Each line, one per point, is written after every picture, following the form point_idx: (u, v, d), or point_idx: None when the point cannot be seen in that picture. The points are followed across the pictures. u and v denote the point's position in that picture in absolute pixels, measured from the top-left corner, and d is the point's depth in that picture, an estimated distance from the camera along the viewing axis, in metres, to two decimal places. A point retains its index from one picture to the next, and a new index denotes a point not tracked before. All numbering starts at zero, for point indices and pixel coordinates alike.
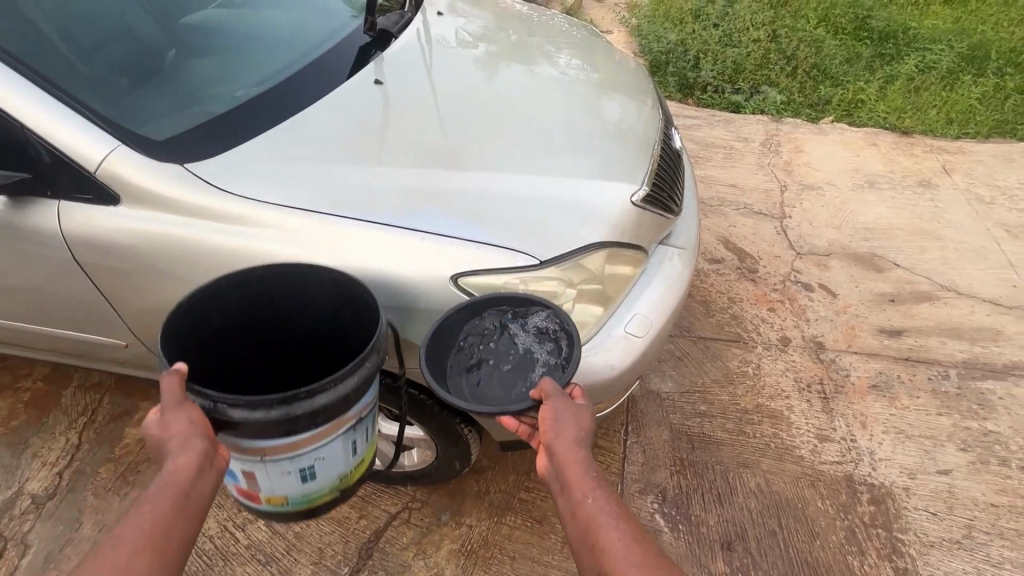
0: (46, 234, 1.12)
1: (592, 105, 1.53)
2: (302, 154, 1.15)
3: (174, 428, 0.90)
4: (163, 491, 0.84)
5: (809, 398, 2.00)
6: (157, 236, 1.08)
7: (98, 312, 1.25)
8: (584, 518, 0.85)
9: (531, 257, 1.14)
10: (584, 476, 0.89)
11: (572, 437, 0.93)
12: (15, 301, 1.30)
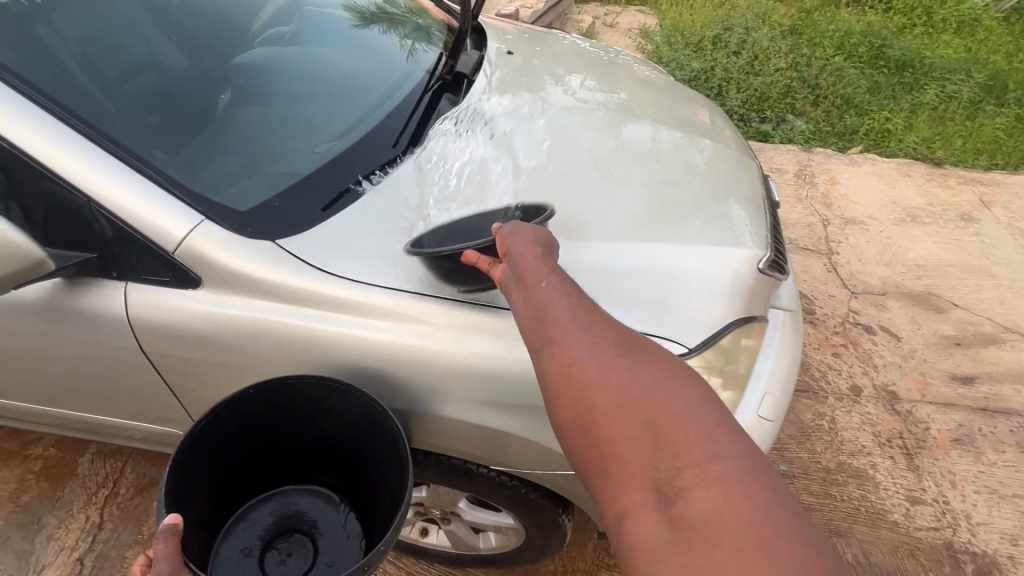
0: (107, 322, 0.96)
1: (623, 134, 1.41)
2: (400, 225, 1.00)
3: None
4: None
5: (892, 455, 1.88)
6: (245, 324, 0.91)
7: (159, 405, 1.08)
8: (577, 370, 0.70)
9: (679, 344, 1.03)
10: (578, 334, 0.73)
11: (560, 293, 0.78)
12: (58, 388, 1.13)
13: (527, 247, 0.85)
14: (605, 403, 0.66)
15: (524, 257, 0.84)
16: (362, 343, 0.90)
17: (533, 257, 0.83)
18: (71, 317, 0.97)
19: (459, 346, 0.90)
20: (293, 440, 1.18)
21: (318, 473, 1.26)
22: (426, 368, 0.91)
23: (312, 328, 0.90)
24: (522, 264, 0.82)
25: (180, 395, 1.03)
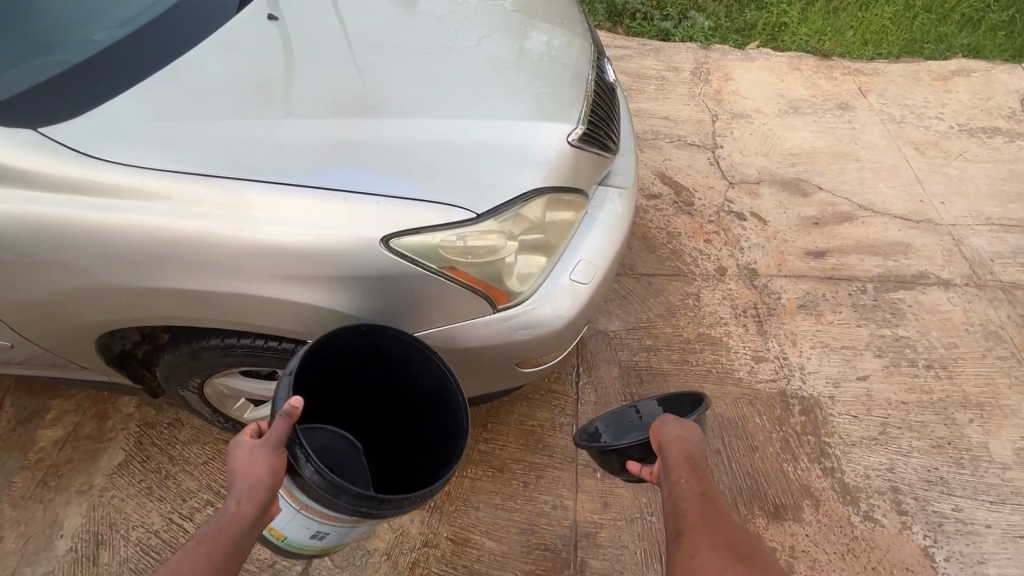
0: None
1: (520, 38, 1.38)
2: (185, 108, 0.98)
3: (255, 469, 0.92)
4: (222, 535, 0.86)
5: (745, 323, 2.10)
6: (15, 214, 0.91)
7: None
8: (691, 549, 0.89)
9: (467, 210, 1.03)
10: (704, 532, 0.91)
11: (696, 493, 0.98)
12: None
13: (674, 440, 1.07)
14: None
15: (676, 453, 1.04)
16: (137, 227, 0.91)
17: (675, 451, 1.05)
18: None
19: (247, 226, 0.93)
20: (360, 384, 1.20)
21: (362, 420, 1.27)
22: (212, 247, 0.93)
23: (83, 213, 0.91)
24: (665, 455, 1.05)
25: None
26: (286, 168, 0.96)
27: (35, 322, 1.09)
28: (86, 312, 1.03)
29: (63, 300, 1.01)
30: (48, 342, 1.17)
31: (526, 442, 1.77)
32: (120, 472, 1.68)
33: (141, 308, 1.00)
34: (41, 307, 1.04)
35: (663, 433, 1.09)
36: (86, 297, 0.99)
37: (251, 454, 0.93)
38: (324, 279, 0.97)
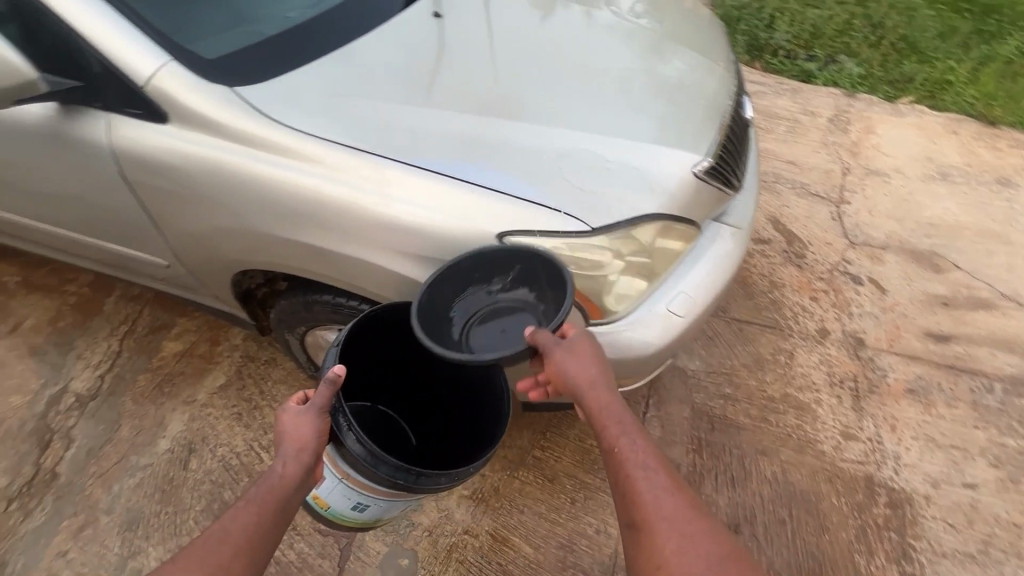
0: (79, 137, 1.11)
1: (655, 60, 1.37)
2: (351, 88, 1.09)
3: (299, 432, 1.02)
4: (269, 494, 0.95)
5: (840, 394, 1.94)
6: (196, 157, 1.05)
7: (137, 225, 1.26)
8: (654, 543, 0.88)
9: (582, 223, 1.05)
10: (669, 525, 0.89)
11: (641, 457, 0.95)
12: (68, 208, 1.31)
13: (586, 388, 0.98)
14: None
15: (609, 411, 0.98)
16: (293, 184, 1.02)
17: (603, 404, 0.98)
18: (52, 130, 1.13)
19: (384, 200, 1.01)
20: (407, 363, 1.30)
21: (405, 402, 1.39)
22: (350, 214, 1.02)
23: (251, 165, 1.03)
24: (595, 416, 0.98)
25: (151, 217, 1.21)
26: (426, 154, 1.04)
27: (189, 250, 1.25)
28: (232, 250, 1.17)
29: (217, 237, 1.16)
30: (195, 269, 1.35)
31: (581, 461, 1.76)
32: (220, 393, 1.89)
33: (278, 256, 1.12)
34: (197, 239, 1.19)
35: (573, 374, 0.98)
36: (236, 238, 1.13)
37: (298, 420, 1.03)
38: (438, 263, 1.04)
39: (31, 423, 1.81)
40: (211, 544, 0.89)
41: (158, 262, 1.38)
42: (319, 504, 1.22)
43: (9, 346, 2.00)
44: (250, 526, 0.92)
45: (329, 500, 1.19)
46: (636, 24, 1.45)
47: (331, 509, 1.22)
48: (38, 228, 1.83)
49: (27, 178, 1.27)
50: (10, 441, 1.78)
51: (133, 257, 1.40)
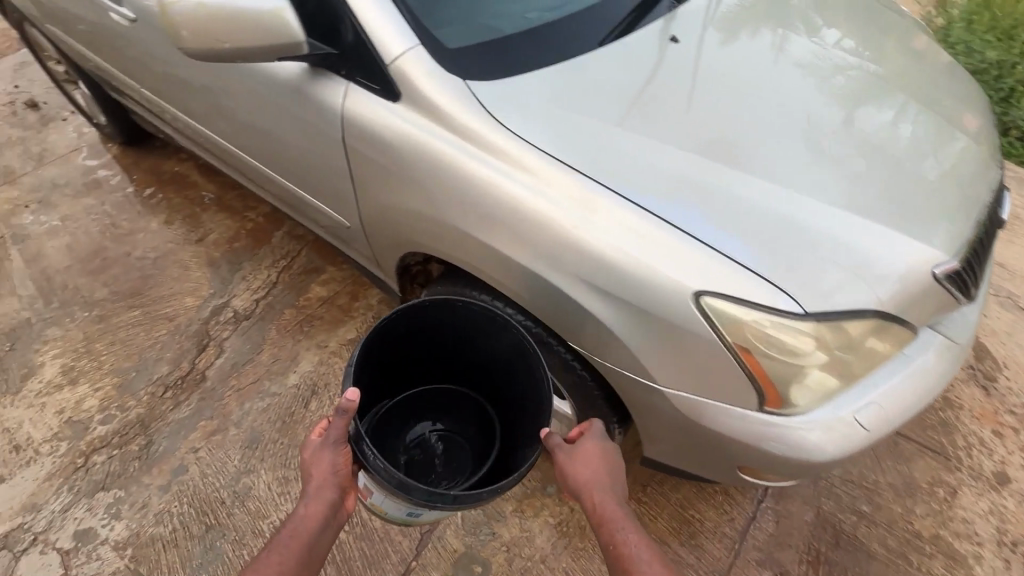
0: (316, 98, 1.18)
1: (881, 116, 1.19)
2: (577, 104, 1.05)
3: (322, 470, 1.11)
4: (296, 537, 1.08)
5: (1007, 558, 1.61)
6: (415, 141, 1.06)
7: (336, 186, 1.33)
8: None
9: (795, 303, 0.92)
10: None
11: (640, 547, 1.02)
12: (286, 160, 1.42)
13: (590, 483, 1.08)
14: None
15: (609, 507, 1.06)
16: (500, 189, 1.01)
17: (603, 498, 1.07)
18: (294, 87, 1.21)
19: (587, 226, 0.96)
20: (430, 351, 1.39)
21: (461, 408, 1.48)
22: (548, 232, 0.98)
23: (465, 161, 1.02)
24: (594, 510, 1.07)
25: (352, 183, 1.26)
26: (640, 189, 0.97)
27: (374, 221, 1.30)
28: (417, 233, 1.19)
29: (407, 218, 1.18)
30: (370, 238, 1.40)
31: (677, 529, 1.63)
32: (348, 347, 2.01)
33: (461, 251, 1.12)
34: (387, 214, 1.23)
35: (571, 469, 1.10)
36: (426, 223, 1.15)
37: (315, 456, 1.13)
38: (624, 304, 0.97)
39: (195, 325, 2.03)
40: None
41: (341, 223, 1.46)
42: (381, 509, 1.19)
43: (193, 253, 2.28)
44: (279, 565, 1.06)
45: (387, 507, 1.17)
46: (846, 63, 1.28)
47: (393, 514, 1.20)
48: (244, 159, 2.03)
49: (261, 127, 1.39)
50: (176, 335, 2.00)
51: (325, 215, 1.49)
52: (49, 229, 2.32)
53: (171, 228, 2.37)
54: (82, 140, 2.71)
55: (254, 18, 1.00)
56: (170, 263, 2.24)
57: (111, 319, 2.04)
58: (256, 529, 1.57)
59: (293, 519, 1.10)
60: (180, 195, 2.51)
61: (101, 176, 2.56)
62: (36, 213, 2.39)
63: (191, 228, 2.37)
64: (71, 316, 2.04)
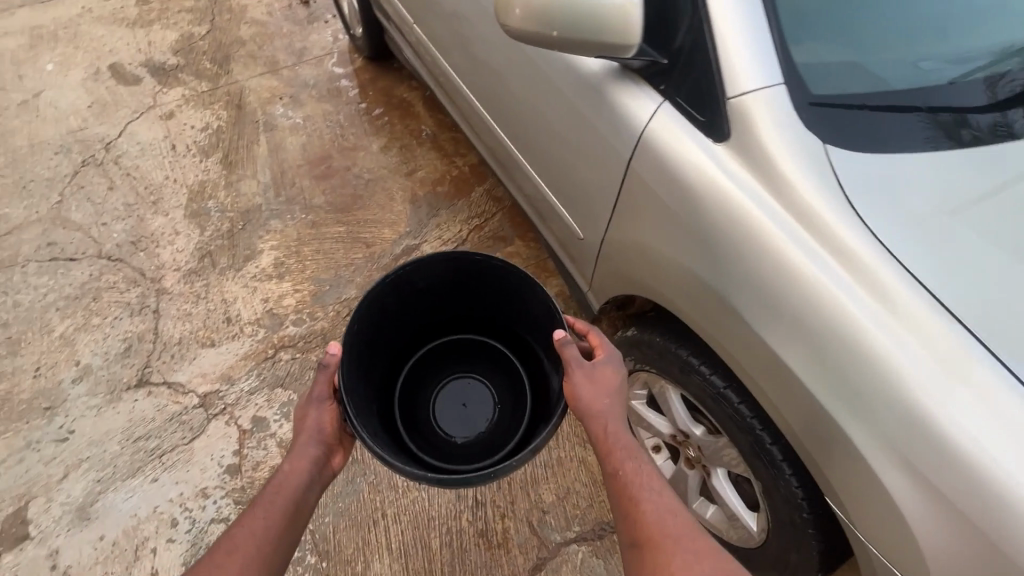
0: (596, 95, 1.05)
1: None
2: (968, 219, 0.78)
3: (309, 426, 1.09)
4: (283, 491, 1.04)
5: None
6: (703, 179, 0.89)
7: (580, 190, 1.23)
8: (653, 512, 0.92)
9: None
10: (676, 546, 0.88)
11: (648, 479, 0.96)
12: (553, 162, 1.31)
13: (599, 392, 1.01)
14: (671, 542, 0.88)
15: (612, 411, 1.00)
16: (820, 296, 0.80)
17: (608, 399, 1.00)
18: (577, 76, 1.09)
19: (932, 390, 0.72)
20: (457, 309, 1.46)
21: (501, 361, 1.56)
22: (866, 373, 0.76)
23: (764, 225, 0.84)
24: (601, 439, 0.99)
25: (600, 195, 1.15)
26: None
27: (611, 241, 1.18)
28: (658, 275, 1.06)
29: (653, 254, 1.04)
30: (597, 254, 1.28)
31: None
32: None
33: (707, 314, 0.97)
34: (629, 240, 1.11)
35: (586, 395, 1.00)
36: (676, 270, 1.00)
37: (301, 416, 1.11)
38: (912, 474, 0.74)
39: (387, 259, 2.12)
40: (232, 545, 0.97)
41: (572, 226, 1.36)
42: None
43: (400, 185, 2.35)
44: (265, 520, 1.00)
45: None
46: None
47: None
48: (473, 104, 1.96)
49: (540, 121, 1.29)
50: (369, 263, 2.10)
51: (569, 226, 1.38)
52: (293, 125, 2.54)
53: (387, 154, 2.46)
54: (336, 47, 2.91)
55: (596, 11, 0.85)
56: (379, 189, 2.33)
57: (321, 228, 2.19)
58: (392, 481, 1.61)
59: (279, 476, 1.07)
60: (402, 123, 2.58)
61: (342, 86, 2.72)
62: (286, 107, 2.63)
63: (404, 159, 2.44)
64: (292, 214, 2.23)
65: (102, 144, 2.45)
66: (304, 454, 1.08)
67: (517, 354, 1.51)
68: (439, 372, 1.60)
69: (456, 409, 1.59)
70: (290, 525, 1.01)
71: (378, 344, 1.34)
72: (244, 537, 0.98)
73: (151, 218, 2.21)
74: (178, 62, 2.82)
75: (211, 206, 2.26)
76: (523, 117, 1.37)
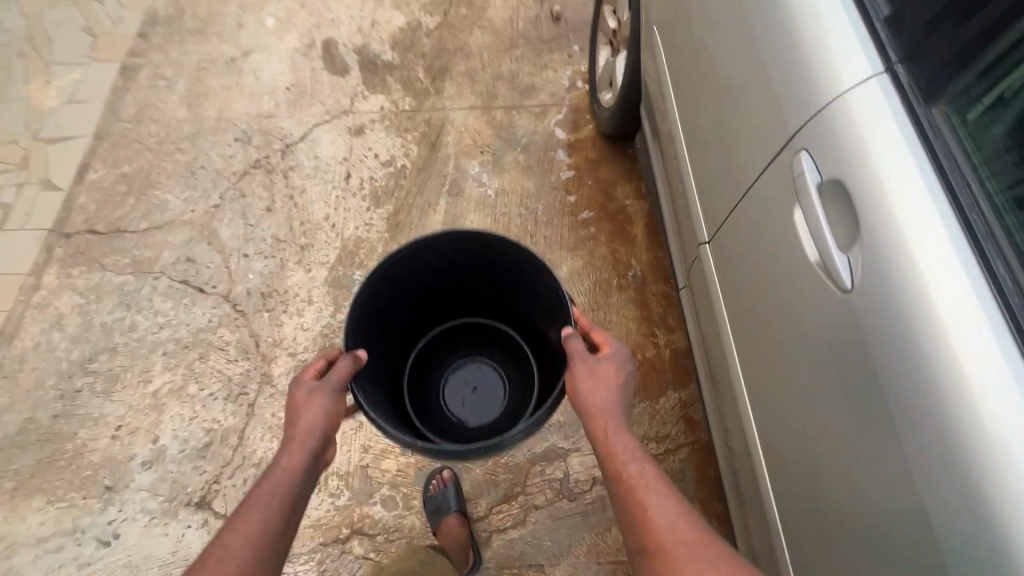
0: (853, 205, 0.84)
1: None
2: None
3: (309, 419, 1.10)
4: (277, 485, 1.02)
5: None
6: (960, 369, 0.71)
7: (783, 336, 1.04)
8: (645, 503, 0.98)
9: None
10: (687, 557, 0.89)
11: (655, 483, 1.01)
12: (837, 517, 0.95)
13: (595, 395, 1.13)
14: (667, 535, 0.93)
15: (607, 409, 1.12)
16: None
17: (607, 407, 1.12)
18: (833, 175, 0.87)
19: None
20: (468, 287, 1.66)
21: (505, 342, 1.80)
22: None
23: (1010, 461, 0.67)
24: (601, 439, 1.08)
25: (806, 336, 0.97)
26: None
27: (802, 413, 1.02)
28: (847, 455, 0.91)
29: (851, 420, 0.88)
30: (779, 449, 1.12)
31: None
32: None
33: (898, 527, 0.81)
34: (834, 445, 0.93)
35: (586, 387, 1.14)
36: (872, 457, 0.85)
37: (305, 399, 1.14)
38: None
39: (519, 457, 1.60)
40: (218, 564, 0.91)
41: (750, 414, 1.23)
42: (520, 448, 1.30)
43: None
44: (258, 518, 0.98)
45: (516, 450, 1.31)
46: None
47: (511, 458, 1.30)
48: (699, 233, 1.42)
49: (846, 472, 0.91)
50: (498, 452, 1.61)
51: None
52: (481, 198, 2.05)
53: (576, 288, 1.89)
54: (567, 100, 2.31)
55: None
56: None
57: None
58: None
59: (271, 473, 1.04)
60: (609, 246, 1.97)
61: (557, 159, 2.15)
62: (483, 166, 2.13)
63: (593, 304, 1.86)
64: None
65: (282, 145, 2.16)
66: (314, 434, 1.10)
67: (523, 337, 1.73)
68: (450, 349, 1.85)
69: (464, 390, 1.84)
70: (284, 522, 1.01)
71: (389, 327, 1.56)
72: (228, 549, 0.94)
73: (291, 268, 1.88)
74: (393, 59, 2.40)
75: (357, 277, 1.89)
76: (815, 431, 0.98)
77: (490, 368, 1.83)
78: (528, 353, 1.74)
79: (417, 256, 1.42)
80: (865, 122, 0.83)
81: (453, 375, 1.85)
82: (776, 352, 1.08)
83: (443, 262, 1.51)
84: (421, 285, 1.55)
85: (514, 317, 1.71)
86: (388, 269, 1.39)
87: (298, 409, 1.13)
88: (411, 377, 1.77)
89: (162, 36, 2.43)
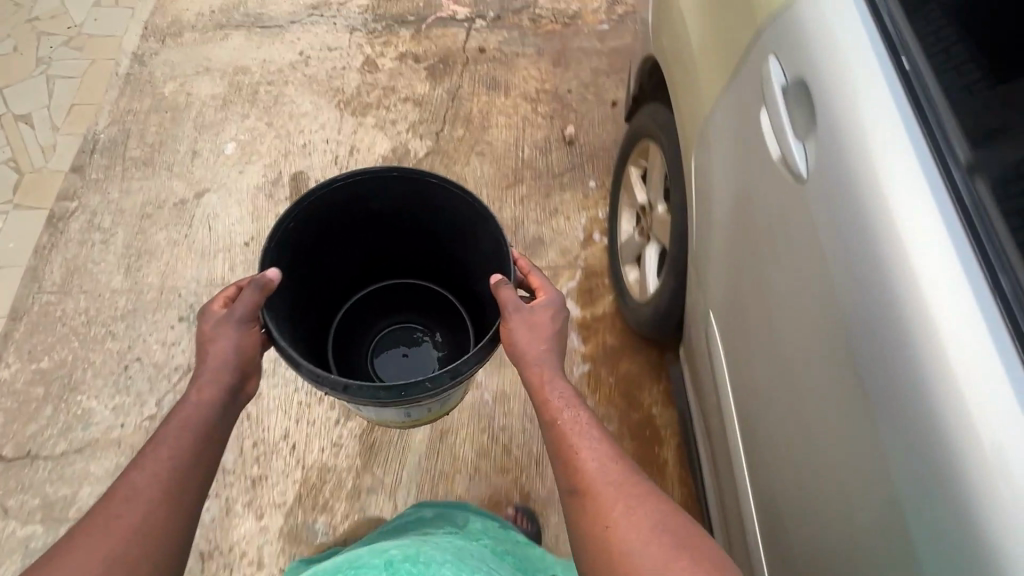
0: (861, 234, 0.68)
1: None
2: None
3: (221, 350, 1.00)
4: (187, 417, 0.93)
5: None
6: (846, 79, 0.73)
7: (769, 346, 0.90)
8: (582, 448, 0.93)
9: None
10: (621, 494, 0.87)
11: (589, 428, 0.95)
12: None
13: (524, 338, 1.05)
14: (601, 479, 0.89)
15: (537, 354, 1.04)
16: None
17: (532, 342, 1.05)
18: (835, 190, 0.72)
19: None
20: (406, 244, 1.52)
21: (444, 310, 1.64)
22: None
23: None
24: (536, 385, 1.02)
25: (797, 355, 0.83)
26: None
27: (795, 463, 0.85)
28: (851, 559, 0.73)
29: (851, 516, 0.73)
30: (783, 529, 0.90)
31: None
32: None
33: None
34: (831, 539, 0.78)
35: (521, 337, 1.05)
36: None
37: (214, 328, 1.02)
38: None
39: None
40: (114, 521, 0.80)
41: (746, 511, 1.05)
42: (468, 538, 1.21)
43: None
44: (165, 454, 0.88)
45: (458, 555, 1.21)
46: None
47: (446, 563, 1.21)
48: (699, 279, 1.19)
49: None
50: None
51: None
52: (476, 405, 1.66)
53: None
54: (581, 259, 1.93)
55: None
56: None
57: None
58: None
59: (184, 407, 0.95)
60: None
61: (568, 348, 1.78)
62: None
63: None
64: None
65: None
66: (229, 367, 1.00)
67: (462, 303, 1.59)
68: (383, 313, 1.67)
69: (396, 357, 1.65)
70: (198, 465, 0.91)
71: (314, 273, 1.41)
72: (126, 501, 0.82)
73: (237, 516, 1.53)
74: None
75: (319, 526, 1.54)
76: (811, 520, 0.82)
77: (431, 339, 1.67)
78: (467, 325, 1.59)
79: (359, 195, 1.31)
80: (886, 165, 0.67)
81: (391, 342, 1.68)
82: (776, 441, 0.90)
83: (385, 208, 1.39)
84: (356, 226, 1.42)
85: (457, 285, 1.56)
86: (318, 207, 1.28)
87: (208, 345, 1.01)
88: (338, 336, 1.58)
89: (101, 169, 2.05)
